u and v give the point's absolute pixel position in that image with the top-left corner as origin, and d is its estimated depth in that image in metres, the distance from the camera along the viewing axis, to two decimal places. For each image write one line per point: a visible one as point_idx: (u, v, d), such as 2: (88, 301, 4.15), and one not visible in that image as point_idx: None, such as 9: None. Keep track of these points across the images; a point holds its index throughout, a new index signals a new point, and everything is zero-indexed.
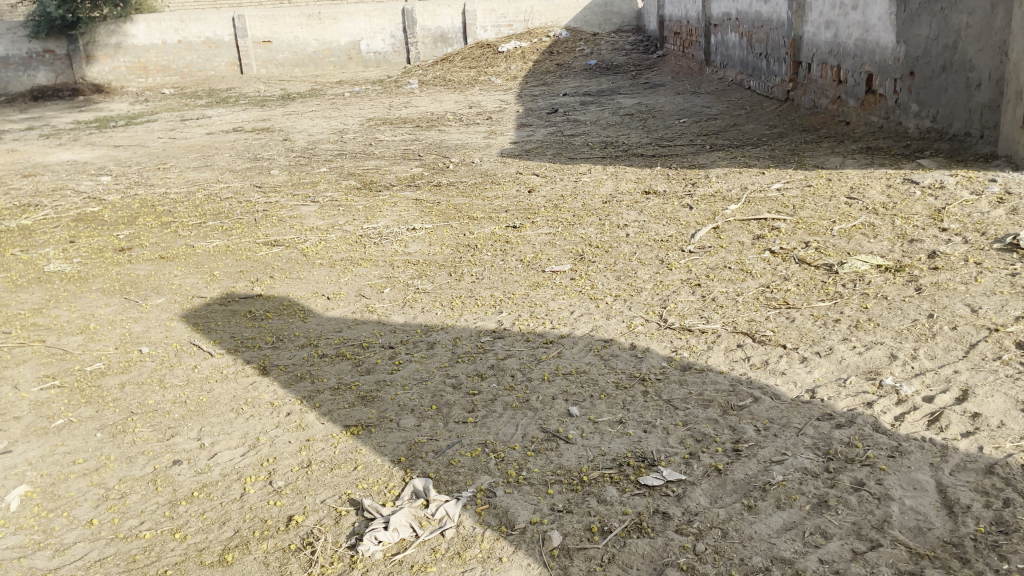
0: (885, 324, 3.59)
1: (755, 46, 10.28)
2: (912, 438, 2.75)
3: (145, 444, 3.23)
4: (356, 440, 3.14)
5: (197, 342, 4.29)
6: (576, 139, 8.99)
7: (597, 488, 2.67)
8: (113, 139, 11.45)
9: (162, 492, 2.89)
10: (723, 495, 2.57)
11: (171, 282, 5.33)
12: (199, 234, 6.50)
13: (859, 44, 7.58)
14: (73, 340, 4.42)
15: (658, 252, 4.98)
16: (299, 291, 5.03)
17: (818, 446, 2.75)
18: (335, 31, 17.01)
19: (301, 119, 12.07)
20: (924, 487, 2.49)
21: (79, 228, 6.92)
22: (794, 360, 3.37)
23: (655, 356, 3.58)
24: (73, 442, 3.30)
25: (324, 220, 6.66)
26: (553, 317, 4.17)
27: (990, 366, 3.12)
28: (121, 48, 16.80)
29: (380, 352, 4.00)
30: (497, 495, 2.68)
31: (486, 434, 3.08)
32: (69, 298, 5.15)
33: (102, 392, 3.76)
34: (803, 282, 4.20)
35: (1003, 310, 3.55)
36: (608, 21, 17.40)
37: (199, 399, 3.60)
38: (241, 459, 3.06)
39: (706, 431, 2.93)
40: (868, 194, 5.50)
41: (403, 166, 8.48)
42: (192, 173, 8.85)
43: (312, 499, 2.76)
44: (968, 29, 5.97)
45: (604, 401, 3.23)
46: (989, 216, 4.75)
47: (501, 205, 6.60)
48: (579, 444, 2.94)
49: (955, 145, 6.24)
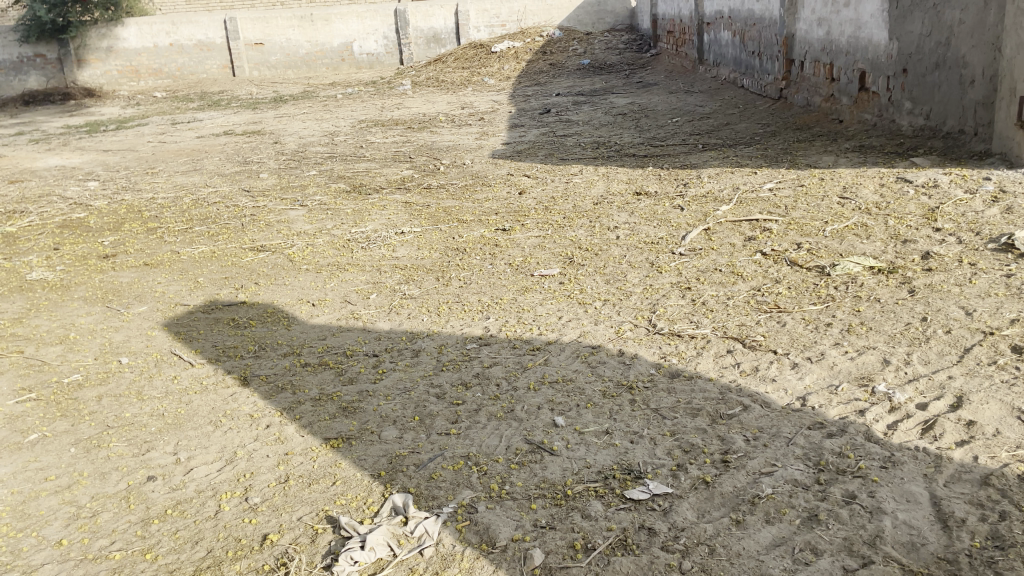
0: (878, 328, 3.51)
1: (747, 44, 10.21)
2: (905, 447, 2.67)
3: (119, 460, 3.14)
4: (336, 453, 3.05)
5: (177, 352, 4.20)
6: (568, 140, 8.91)
7: (581, 503, 2.58)
8: (102, 144, 11.33)
9: (134, 510, 2.80)
10: (710, 509, 2.49)
11: (154, 290, 5.23)
12: (185, 240, 6.41)
13: (851, 42, 7.50)
14: (52, 351, 4.33)
15: (648, 254, 4.91)
16: (284, 298, 4.94)
17: (809, 456, 2.67)
18: (327, 32, 16.89)
19: (292, 122, 11.96)
20: (918, 500, 2.41)
21: (64, 235, 6.82)
22: (785, 366, 3.30)
23: (643, 363, 3.50)
24: (46, 458, 3.21)
25: (312, 224, 6.57)
26: (540, 323, 4.09)
27: (985, 371, 3.05)
28: (113, 51, 16.69)
29: (363, 360, 3.91)
30: (479, 511, 2.59)
31: (468, 446, 3.00)
32: (50, 307, 5.06)
33: (78, 404, 3.67)
34: (795, 285, 4.12)
35: (998, 313, 3.47)
36: (602, 20, 17.32)
37: (177, 411, 3.52)
38: (218, 474, 2.98)
39: (694, 441, 2.85)
40: (862, 194, 5.43)
41: (394, 168, 8.39)
42: (180, 177, 8.75)
43: (289, 516, 2.68)
44: (961, 26, 5.90)
45: (590, 411, 3.15)
46: (984, 215, 4.68)
47: (491, 208, 6.52)
48: (564, 456, 2.86)
49: (948, 143, 6.18)
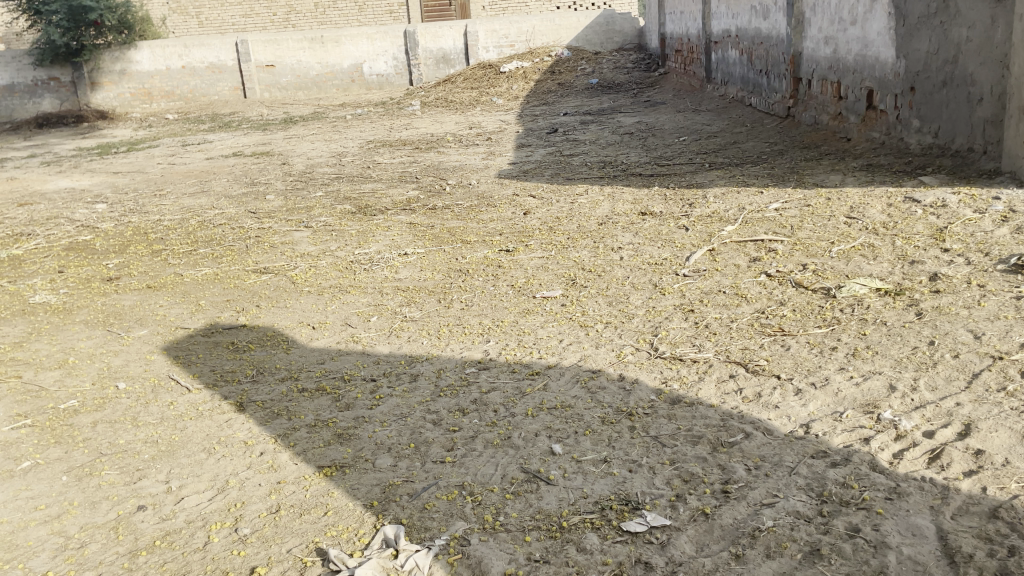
0: (884, 352, 3.43)
1: (755, 63, 10.19)
2: (911, 477, 2.59)
3: (110, 488, 3.10)
4: (328, 482, 2.99)
5: (175, 377, 4.16)
6: (575, 160, 8.87)
7: (576, 536, 2.51)
8: (112, 166, 11.38)
9: (122, 541, 2.75)
10: (709, 542, 2.42)
11: (155, 313, 5.21)
12: (189, 262, 6.39)
13: (858, 60, 7.46)
14: (51, 375, 4.30)
15: (652, 276, 4.85)
16: (285, 321, 4.90)
17: (812, 487, 2.60)
18: (337, 53, 16.99)
19: (301, 143, 12.00)
20: (924, 534, 2.32)
21: (70, 257, 6.82)
22: (789, 392, 3.22)
23: (644, 388, 3.43)
24: (38, 486, 3.17)
25: (316, 245, 6.55)
26: (540, 346, 4.03)
27: (994, 398, 2.96)
28: (126, 74, 16.87)
29: (361, 385, 3.85)
30: (471, 544, 2.53)
31: (463, 476, 2.93)
32: (51, 331, 5.04)
33: (72, 431, 3.63)
34: (800, 307, 4.05)
35: (1007, 337, 3.38)
36: (610, 39, 17.40)
37: (171, 438, 3.47)
38: (208, 504, 2.93)
39: (694, 470, 2.78)
40: (869, 214, 5.36)
41: (400, 189, 8.37)
42: (188, 199, 8.76)
43: (278, 548, 2.62)
44: (968, 43, 5.85)
45: (589, 438, 3.08)
46: (993, 235, 4.60)
47: (495, 228, 6.48)
48: (560, 485, 2.79)
49: (957, 162, 6.09)
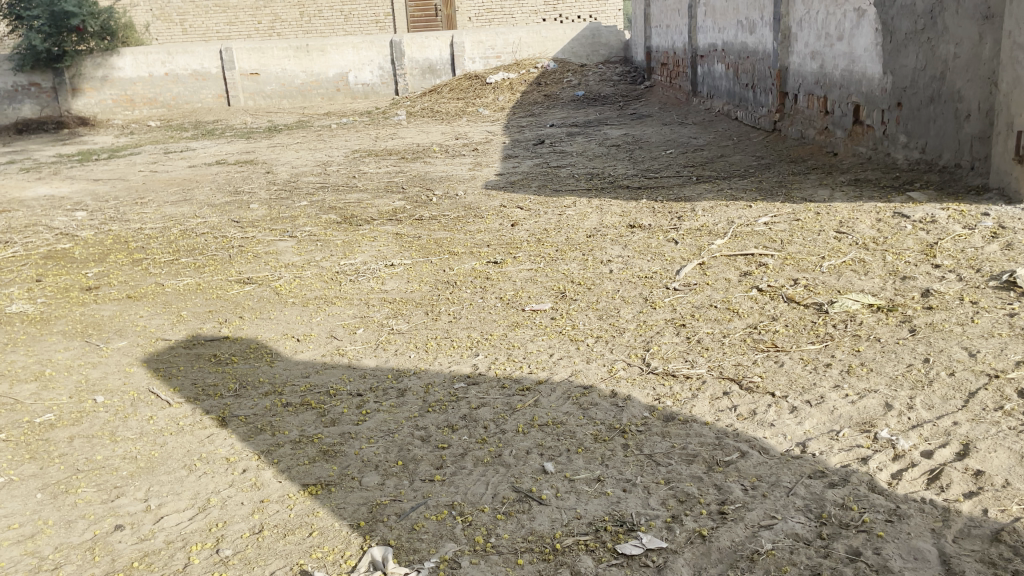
0: (879, 369, 3.40)
1: (741, 77, 10.21)
2: (911, 499, 2.54)
3: (87, 507, 2.99)
4: (313, 501, 2.91)
5: (155, 390, 4.05)
6: (562, 171, 8.83)
7: (570, 558, 2.45)
8: (92, 173, 11.21)
9: (99, 562, 2.65)
10: (707, 566, 2.36)
11: (135, 324, 5.10)
12: (170, 272, 6.27)
13: (845, 75, 7.49)
14: (26, 388, 4.17)
15: (642, 289, 4.80)
16: (268, 332, 4.80)
17: (811, 508, 2.54)
18: (323, 62, 16.92)
19: (286, 151, 11.89)
20: (926, 558, 2.27)
21: (48, 266, 6.68)
22: (784, 410, 3.17)
23: (637, 405, 3.37)
24: (11, 504, 3.05)
25: (301, 255, 6.46)
26: (530, 361, 3.96)
27: (992, 417, 2.93)
28: (108, 80, 16.69)
29: (347, 400, 3.76)
30: (462, 567, 2.45)
31: (453, 495, 2.86)
32: (27, 342, 4.91)
33: (48, 446, 3.52)
34: (792, 322, 4.02)
35: (1002, 354, 3.36)
36: (596, 52, 17.39)
37: (150, 455, 3.37)
38: (189, 523, 2.83)
39: (689, 490, 2.72)
40: (859, 229, 5.35)
41: (386, 199, 8.28)
42: (170, 208, 8.62)
43: (261, 570, 2.53)
44: (955, 60, 5.88)
45: (581, 456, 3.01)
46: (983, 251, 4.60)
47: (483, 240, 6.42)
48: (553, 505, 2.73)
49: (944, 177, 6.10)
